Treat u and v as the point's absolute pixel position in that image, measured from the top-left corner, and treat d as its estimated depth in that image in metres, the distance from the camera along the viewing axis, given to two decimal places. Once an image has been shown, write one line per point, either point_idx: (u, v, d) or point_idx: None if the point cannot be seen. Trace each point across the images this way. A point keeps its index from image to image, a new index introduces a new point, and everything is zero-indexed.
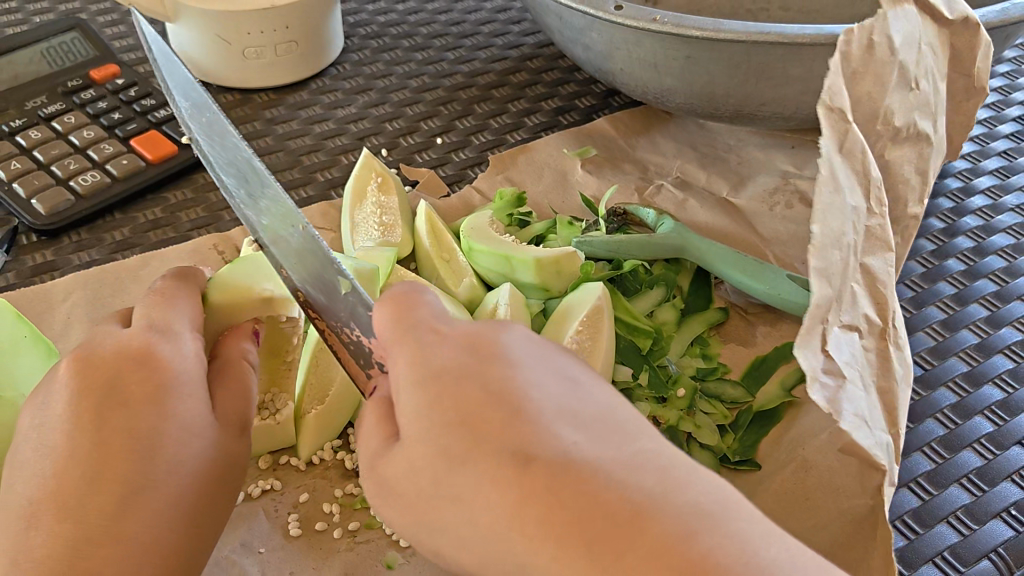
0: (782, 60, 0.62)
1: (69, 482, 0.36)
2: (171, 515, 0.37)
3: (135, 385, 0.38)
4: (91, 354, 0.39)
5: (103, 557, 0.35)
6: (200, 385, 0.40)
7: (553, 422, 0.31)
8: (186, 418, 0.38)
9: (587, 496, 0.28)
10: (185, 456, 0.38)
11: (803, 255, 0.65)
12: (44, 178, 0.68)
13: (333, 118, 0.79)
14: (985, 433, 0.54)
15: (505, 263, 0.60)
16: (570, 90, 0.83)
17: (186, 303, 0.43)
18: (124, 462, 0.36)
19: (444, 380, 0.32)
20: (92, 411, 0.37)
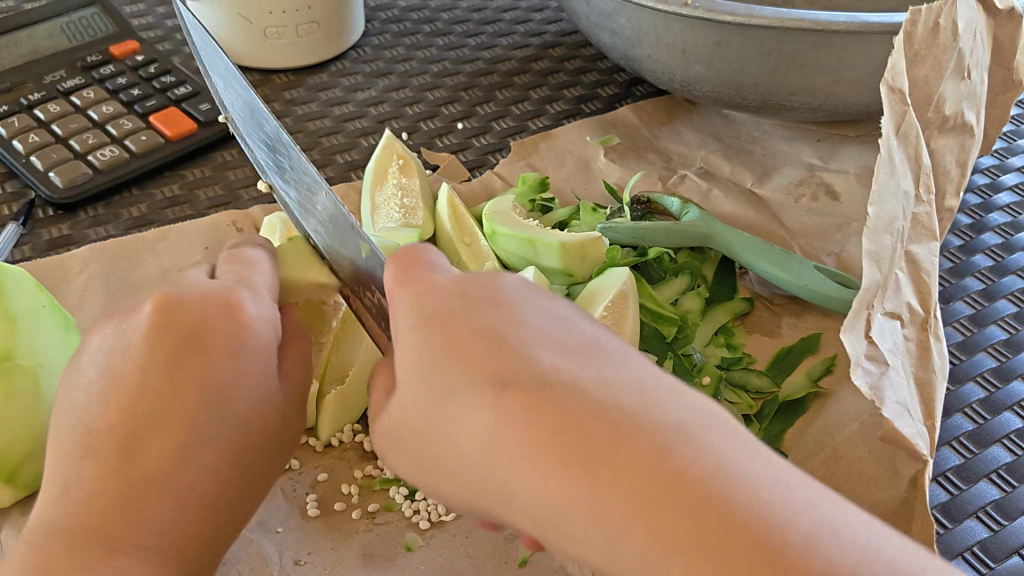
0: (814, 49, 0.61)
1: (133, 420, 0.36)
2: (226, 473, 0.37)
3: (219, 337, 0.37)
4: (175, 299, 0.38)
5: (156, 499, 0.36)
6: (274, 347, 0.40)
7: (537, 349, 0.29)
8: (257, 377, 0.38)
9: (567, 417, 0.27)
10: (249, 416, 0.38)
11: (829, 248, 0.65)
12: (61, 152, 0.67)
13: (353, 100, 0.78)
14: (1014, 429, 0.53)
15: (529, 246, 0.59)
16: (592, 79, 0.82)
17: (261, 262, 0.43)
18: (193, 415, 0.36)
19: (431, 313, 0.31)
20: (169, 357, 0.36)
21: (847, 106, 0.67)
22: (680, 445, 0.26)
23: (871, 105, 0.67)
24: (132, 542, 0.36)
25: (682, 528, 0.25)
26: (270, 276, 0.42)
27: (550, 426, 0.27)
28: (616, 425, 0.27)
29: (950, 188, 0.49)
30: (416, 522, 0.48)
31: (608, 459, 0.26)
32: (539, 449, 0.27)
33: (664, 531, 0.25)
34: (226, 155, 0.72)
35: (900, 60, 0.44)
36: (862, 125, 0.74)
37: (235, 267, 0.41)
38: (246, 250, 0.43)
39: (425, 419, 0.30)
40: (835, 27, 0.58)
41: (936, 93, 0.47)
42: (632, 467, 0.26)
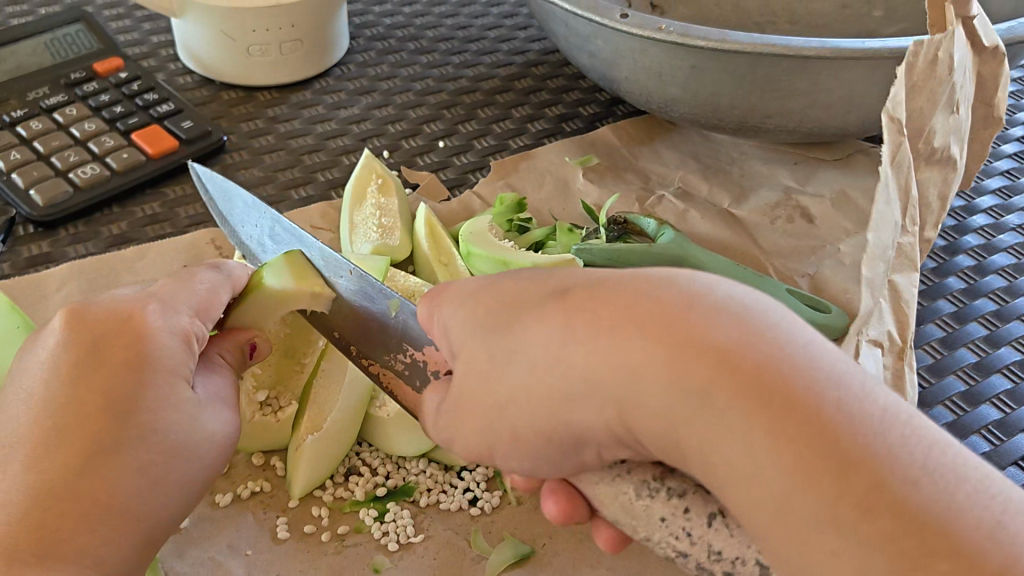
0: (788, 72, 0.61)
1: (39, 429, 0.37)
2: (141, 481, 0.37)
3: (121, 348, 0.38)
4: (84, 311, 0.40)
5: (63, 507, 0.36)
6: (186, 356, 0.40)
7: (592, 276, 0.32)
8: (163, 389, 0.38)
9: (629, 311, 0.29)
10: (157, 425, 0.38)
11: (802, 269, 0.65)
12: (43, 170, 0.67)
13: (336, 118, 0.79)
14: (981, 453, 0.54)
15: (503, 268, 0.60)
16: (574, 97, 0.82)
17: (201, 283, 0.45)
18: (98, 420, 0.37)
19: (474, 290, 0.35)
20: (72, 366, 0.38)
21: (823, 128, 0.68)
22: (751, 326, 0.28)
23: (847, 127, 0.68)
24: (37, 553, 0.35)
25: (755, 394, 0.26)
26: (204, 292, 0.44)
27: (627, 326, 0.29)
28: (685, 314, 0.29)
29: (931, 220, 0.52)
30: (385, 544, 0.49)
31: (671, 327, 0.28)
32: (610, 333, 0.30)
33: (773, 420, 0.26)
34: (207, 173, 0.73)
35: (901, 91, 0.46)
36: (839, 147, 0.75)
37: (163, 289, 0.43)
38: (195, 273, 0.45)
39: (490, 361, 0.33)
40: (807, 53, 0.59)
41: (927, 126, 0.47)
42: (701, 338, 0.28)
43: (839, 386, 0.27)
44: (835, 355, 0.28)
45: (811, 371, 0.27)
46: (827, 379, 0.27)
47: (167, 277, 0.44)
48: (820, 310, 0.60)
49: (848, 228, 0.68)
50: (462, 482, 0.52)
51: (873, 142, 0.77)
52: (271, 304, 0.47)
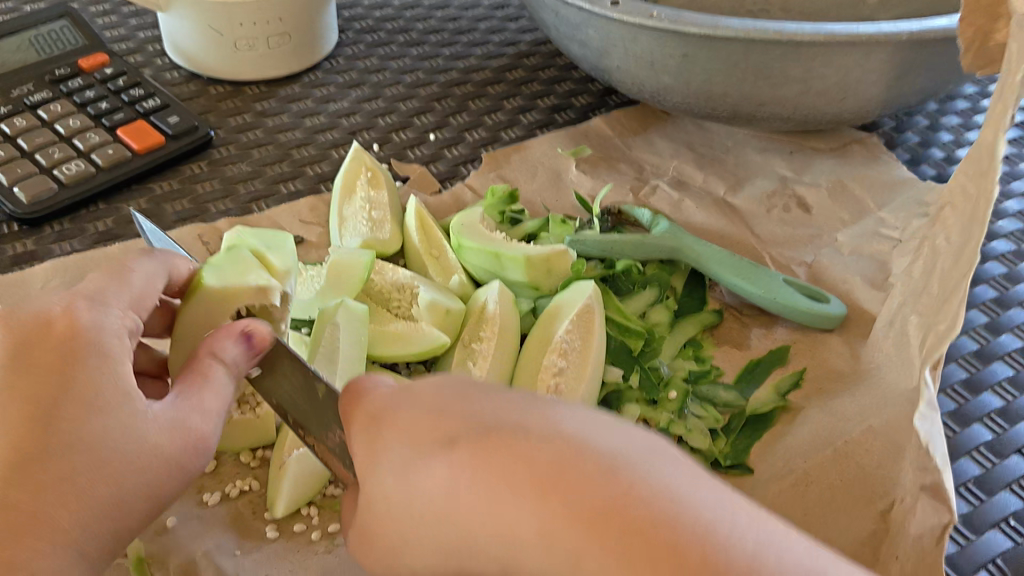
0: (782, 59, 0.61)
1: None
2: (83, 487, 0.35)
3: (48, 350, 0.36)
4: (13, 320, 0.38)
5: (7, 512, 0.33)
6: (122, 353, 0.37)
7: (488, 409, 0.31)
8: (93, 389, 0.36)
9: (523, 456, 0.28)
10: (86, 430, 0.35)
11: (800, 257, 0.64)
12: (27, 166, 0.66)
13: (325, 111, 0.78)
14: (984, 442, 0.53)
15: (495, 260, 0.59)
16: (566, 88, 0.82)
17: (138, 271, 0.41)
18: (30, 423, 0.34)
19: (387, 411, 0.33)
20: (4, 375, 0.36)
21: (818, 115, 0.67)
22: (620, 469, 0.27)
23: (842, 113, 0.67)
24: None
25: (624, 543, 0.25)
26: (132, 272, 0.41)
27: (507, 475, 0.28)
28: (562, 455, 0.28)
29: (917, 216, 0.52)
30: None
31: (549, 475, 0.27)
32: (497, 486, 0.28)
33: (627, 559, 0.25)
34: (195, 168, 0.72)
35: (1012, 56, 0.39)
36: (834, 135, 0.74)
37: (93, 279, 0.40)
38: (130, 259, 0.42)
39: (387, 493, 0.31)
40: (802, 38, 0.58)
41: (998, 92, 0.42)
42: (577, 482, 0.27)
43: (728, 541, 0.25)
44: (698, 489, 0.27)
45: (685, 514, 0.26)
46: (700, 520, 0.26)
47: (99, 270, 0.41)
48: (819, 300, 0.59)
49: (845, 217, 0.67)
50: None
51: (869, 129, 0.77)
52: (213, 307, 0.46)
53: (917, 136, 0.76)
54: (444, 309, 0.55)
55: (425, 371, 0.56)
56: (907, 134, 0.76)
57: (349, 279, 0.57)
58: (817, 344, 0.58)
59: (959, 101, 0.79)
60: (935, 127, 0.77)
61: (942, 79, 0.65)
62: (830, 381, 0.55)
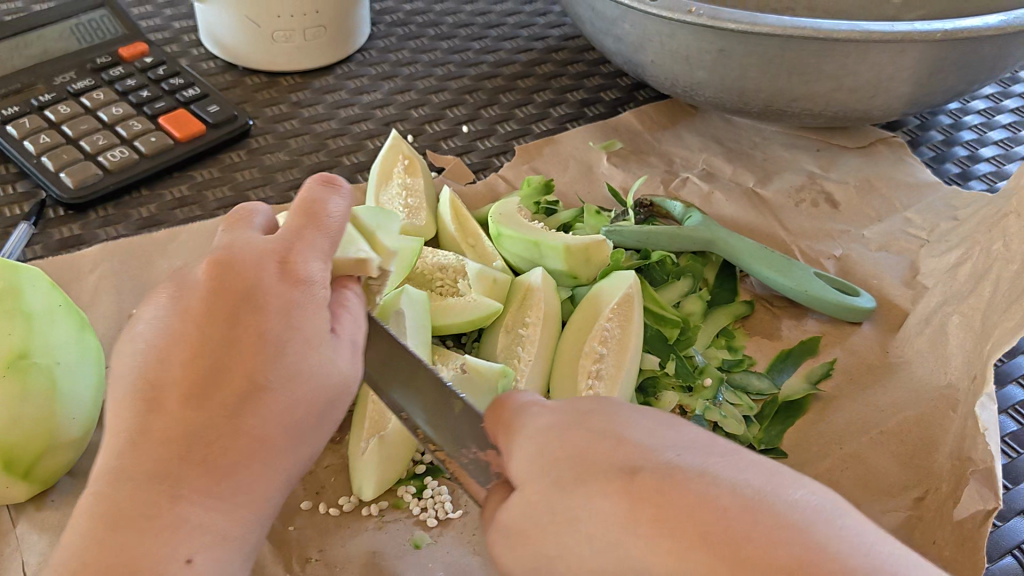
0: (815, 56, 0.62)
1: (194, 370, 0.34)
2: (284, 422, 0.35)
3: (271, 293, 0.36)
4: (233, 258, 0.37)
5: (220, 443, 0.33)
6: (303, 302, 0.36)
7: (651, 441, 0.30)
8: (309, 330, 0.36)
9: (698, 502, 0.27)
10: (303, 370, 0.35)
11: (828, 251, 0.66)
12: (72, 152, 0.68)
13: (359, 103, 0.79)
14: (1008, 432, 0.54)
15: (534, 249, 0.60)
16: (595, 83, 0.83)
17: (334, 214, 0.41)
18: (250, 360, 0.35)
19: (566, 424, 0.31)
20: (226, 312, 0.35)
21: (847, 113, 0.69)
22: None
23: (870, 111, 0.68)
24: (198, 489, 0.33)
25: None
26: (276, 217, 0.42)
27: None
28: None
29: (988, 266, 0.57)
30: (424, 520, 0.50)
31: None
32: None
33: None
34: (235, 157, 0.73)
35: None
36: (860, 134, 0.75)
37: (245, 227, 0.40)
38: (264, 211, 0.42)
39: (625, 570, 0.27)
40: (838, 35, 0.59)
41: None
42: None
43: None
44: None
45: None
46: None
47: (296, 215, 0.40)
48: (849, 293, 0.60)
49: (872, 213, 0.69)
50: None
51: (893, 127, 0.78)
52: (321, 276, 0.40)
53: (940, 134, 0.77)
54: (492, 279, 0.57)
55: (465, 355, 0.58)
56: (930, 132, 0.77)
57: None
58: (846, 336, 0.59)
59: (980, 101, 0.81)
60: (957, 126, 0.78)
61: (969, 80, 0.67)
62: (860, 372, 0.57)
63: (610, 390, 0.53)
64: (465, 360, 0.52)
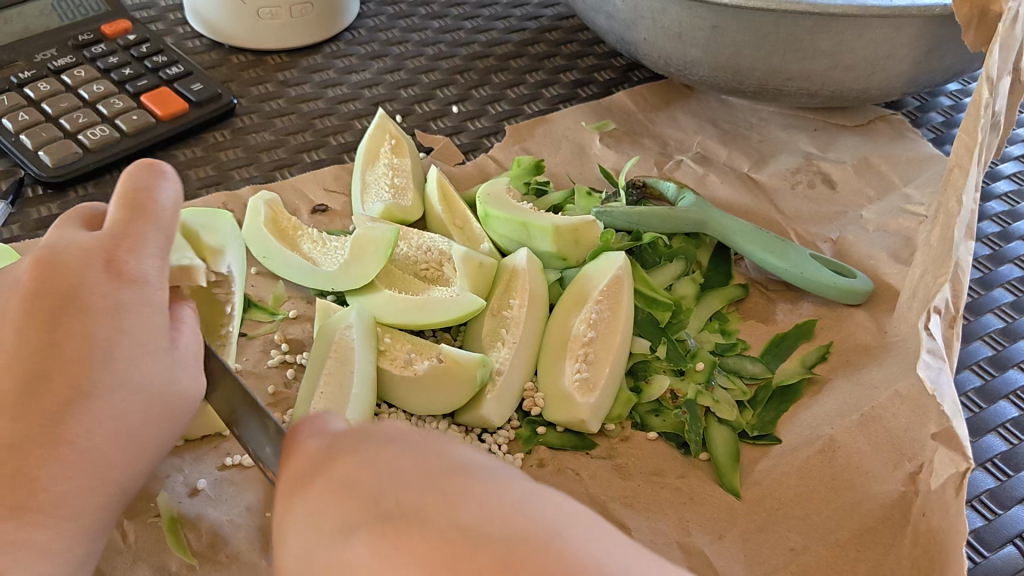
0: (811, 32, 0.60)
1: (8, 380, 0.34)
2: (112, 426, 0.36)
3: (98, 297, 0.36)
4: (55, 258, 0.37)
5: (38, 454, 0.34)
6: (162, 305, 0.38)
7: (381, 460, 0.26)
8: (140, 334, 0.37)
9: (411, 482, 0.24)
10: (132, 377, 0.36)
11: (825, 234, 0.64)
12: (51, 131, 0.66)
13: (347, 82, 0.77)
14: (1009, 418, 0.53)
15: (522, 230, 0.59)
16: (589, 63, 0.81)
17: (164, 201, 0.39)
18: (66, 364, 0.35)
19: (305, 467, 0.27)
20: (44, 316, 0.35)
21: (845, 92, 0.67)
22: None
23: (869, 90, 0.67)
24: (10, 505, 0.33)
25: None
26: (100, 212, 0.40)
27: None
28: None
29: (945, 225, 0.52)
30: None
31: None
32: None
33: None
34: (219, 137, 0.72)
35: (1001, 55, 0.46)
36: (859, 114, 0.74)
37: (82, 222, 0.40)
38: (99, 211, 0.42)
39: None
40: (834, 10, 0.58)
41: None
42: None
43: None
44: None
45: None
46: None
47: (122, 205, 0.38)
48: (845, 275, 0.59)
49: (870, 195, 0.67)
50: (483, 444, 0.51)
51: (893, 109, 0.76)
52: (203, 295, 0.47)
53: (940, 116, 0.76)
54: (477, 263, 0.56)
55: (451, 339, 0.56)
56: (930, 114, 0.76)
57: (372, 254, 0.56)
58: (842, 319, 0.58)
59: None
60: (957, 107, 0.77)
61: (969, 58, 0.65)
62: (857, 356, 0.55)
63: (600, 375, 0.52)
64: (441, 351, 0.51)
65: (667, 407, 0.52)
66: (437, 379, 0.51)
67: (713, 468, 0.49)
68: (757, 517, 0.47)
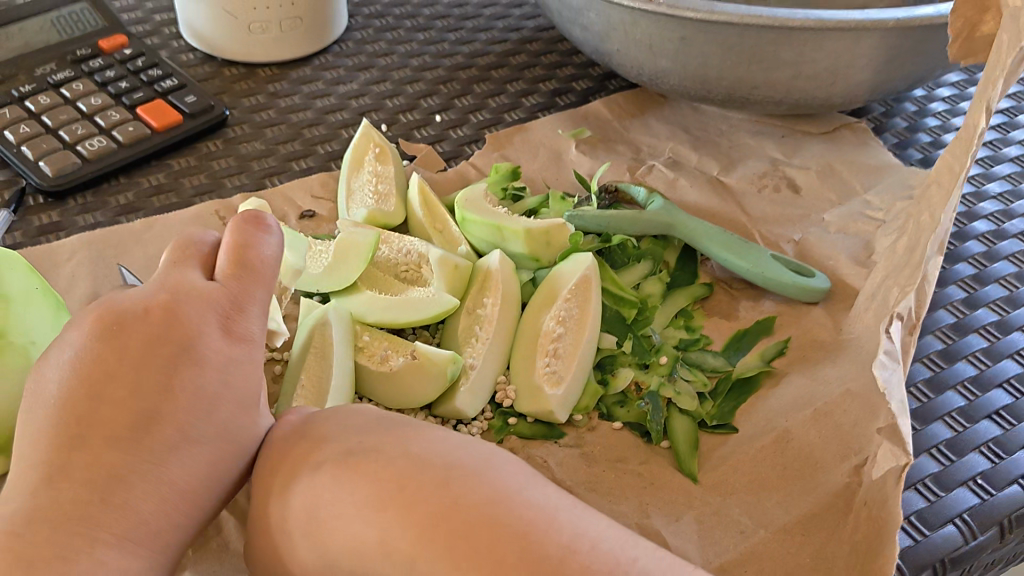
0: (773, 44, 0.64)
1: (117, 417, 0.38)
2: (203, 467, 0.40)
3: (209, 353, 0.41)
4: (178, 304, 0.41)
5: (127, 488, 0.38)
6: (257, 356, 0.43)
7: (365, 425, 0.41)
8: (241, 387, 0.42)
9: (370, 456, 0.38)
10: (223, 423, 0.41)
11: (788, 235, 0.67)
12: (51, 142, 0.69)
13: (335, 93, 0.81)
14: (956, 408, 0.56)
15: (496, 233, 0.62)
16: (568, 73, 0.85)
17: (264, 257, 0.43)
18: (171, 406, 0.40)
19: (299, 438, 0.41)
20: (157, 373, 0.39)
21: (807, 100, 0.70)
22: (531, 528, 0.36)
23: (831, 98, 0.70)
24: (101, 526, 0.37)
25: None
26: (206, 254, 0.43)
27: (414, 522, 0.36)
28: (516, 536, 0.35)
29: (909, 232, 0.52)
30: None
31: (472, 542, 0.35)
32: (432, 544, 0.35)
33: None
34: (212, 146, 0.75)
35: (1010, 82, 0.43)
36: (825, 120, 0.77)
37: (193, 263, 0.43)
38: (202, 247, 0.44)
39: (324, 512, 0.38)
40: (792, 23, 0.61)
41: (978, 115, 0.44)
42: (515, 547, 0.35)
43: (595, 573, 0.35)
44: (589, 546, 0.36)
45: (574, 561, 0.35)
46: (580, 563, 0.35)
47: (231, 263, 0.42)
48: (804, 274, 0.62)
49: (832, 196, 0.70)
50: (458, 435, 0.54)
51: (859, 115, 0.80)
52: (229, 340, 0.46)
53: (904, 121, 0.79)
54: (453, 265, 0.59)
55: (430, 337, 0.59)
56: (895, 119, 0.79)
57: (354, 257, 0.59)
58: (801, 316, 0.61)
59: (945, 88, 0.82)
60: (922, 113, 0.80)
61: (929, 66, 0.68)
62: (813, 350, 0.58)
63: (567, 370, 0.56)
64: (416, 348, 0.54)
65: (631, 399, 0.56)
66: (414, 374, 0.54)
67: (672, 454, 0.53)
68: (713, 501, 0.50)
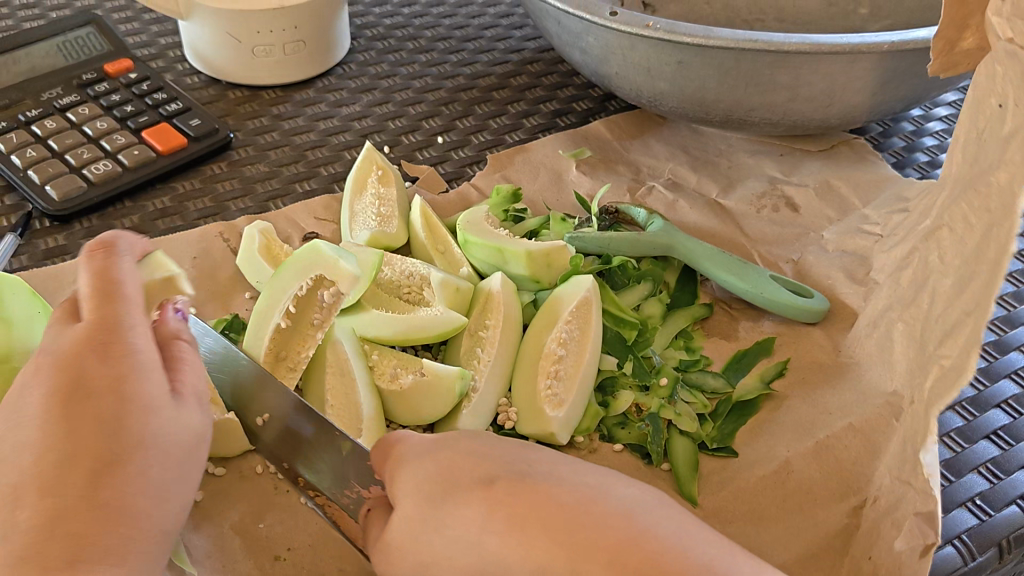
0: (770, 68, 0.64)
1: (45, 464, 0.38)
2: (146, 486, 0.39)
3: (98, 380, 0.40)
4: (55, 354, 0.41)
5: (83, 518, 0.37)
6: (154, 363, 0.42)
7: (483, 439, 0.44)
8: (145, 396, 0.41)
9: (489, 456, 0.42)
10: (146, 436, 0.40)
11: (788, 255, 0.68)
12: (57, 166, 0.70)
13: (338, 115, 0.81)
14: (955, 428, 0.56)
15: (498, 255, 0.62)
16: (568, 94, 0.85)
17: (118, 277, 0.44)
18: (92, 435, 0.39)
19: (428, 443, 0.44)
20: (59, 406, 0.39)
21: (805, 121, 0.71)
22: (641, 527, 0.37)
23: (829, 119, 0.71)
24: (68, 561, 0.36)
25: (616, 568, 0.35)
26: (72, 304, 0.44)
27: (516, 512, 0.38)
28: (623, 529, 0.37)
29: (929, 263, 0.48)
30: None
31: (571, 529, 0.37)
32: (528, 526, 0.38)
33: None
34: (217, 169, 0.76)
35: None
36: (824, 139, 0.77)
37: (66, 316, 0.44)
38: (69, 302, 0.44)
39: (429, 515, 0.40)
40: (786, 47, 0.62)
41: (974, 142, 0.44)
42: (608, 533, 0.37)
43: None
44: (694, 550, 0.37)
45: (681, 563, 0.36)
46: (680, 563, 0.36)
47: (92, 294, 0.43)
48: (803, 294, 0.62)
49: (831, 216, 0.71)
50: None
51: (857, 134, 0.80)
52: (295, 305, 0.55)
53: (902, 141, 0.79)
54: (454, 288, 0.60)
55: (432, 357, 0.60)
56: (892, 139, 0.80)
57: None
58: (801, 337, 0.61)
59: (942, 108, 0.83)
60: (919, 133, 0.80)
61: (926, 88, 0.69)
62: (812, 372, 0.59)
63: (568, 391, 0.56)
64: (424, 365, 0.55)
65: (632, 421, 0.56)
66: (417, 394, 0.55)
67: (672, 477, 0.53)
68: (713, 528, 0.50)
